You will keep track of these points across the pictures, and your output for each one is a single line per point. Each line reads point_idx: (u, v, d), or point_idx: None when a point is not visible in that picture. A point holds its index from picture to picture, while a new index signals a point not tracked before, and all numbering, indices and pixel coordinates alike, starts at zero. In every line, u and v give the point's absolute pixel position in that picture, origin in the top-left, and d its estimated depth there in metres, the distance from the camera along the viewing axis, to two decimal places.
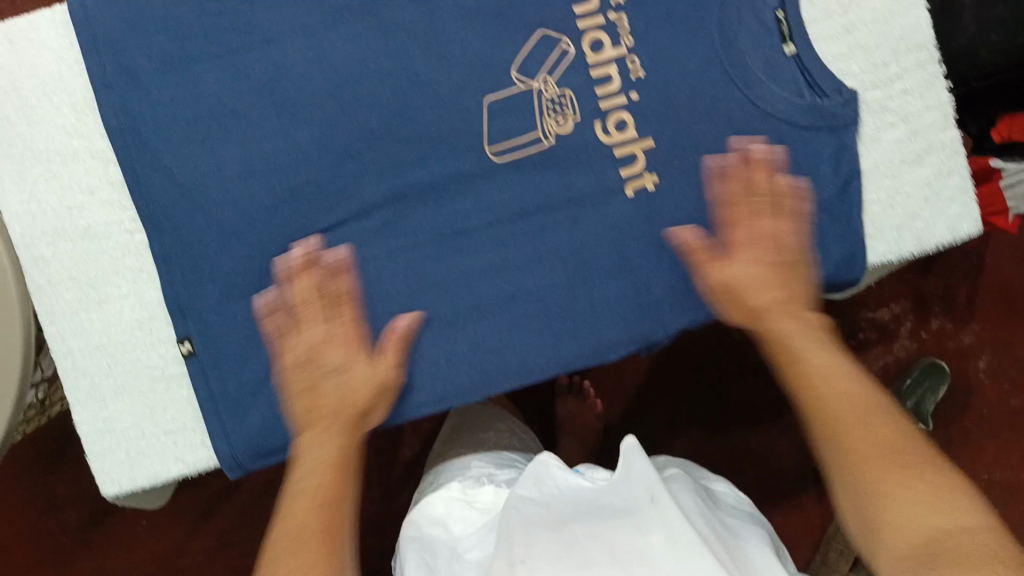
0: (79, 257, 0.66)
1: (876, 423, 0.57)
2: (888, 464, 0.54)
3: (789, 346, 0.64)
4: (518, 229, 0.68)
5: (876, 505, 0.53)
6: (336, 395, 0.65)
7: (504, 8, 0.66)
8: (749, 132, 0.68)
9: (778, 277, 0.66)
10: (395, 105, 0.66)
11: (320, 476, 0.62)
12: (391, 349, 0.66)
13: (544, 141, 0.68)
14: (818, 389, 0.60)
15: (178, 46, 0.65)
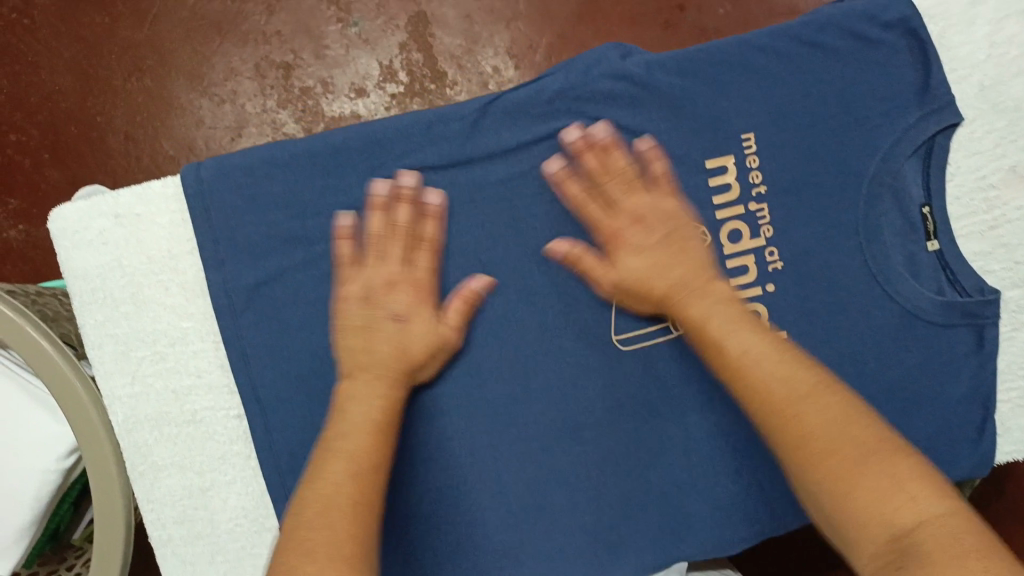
0: (184, 441, 0.63)
1: (816, 415, 0.52)
2: (855, 464, 0.49)
3: (746, 361, 0.55)
4: (642, 419, 0.65)
5: (845, 501, 0.49)
6: (390, 346, 0.59)
7: (642, 195, 0.64)
8: (889, 329, 0.65)
9: (675, 247, 0.62)
10: (523, 285, 0.64)
11: (360, 436, 0.55)
12: (459, 309, 0.62)
13: (672, 330, 0.65)
14: (748, 371, 0.55)
15: (299, 225, 0.62)
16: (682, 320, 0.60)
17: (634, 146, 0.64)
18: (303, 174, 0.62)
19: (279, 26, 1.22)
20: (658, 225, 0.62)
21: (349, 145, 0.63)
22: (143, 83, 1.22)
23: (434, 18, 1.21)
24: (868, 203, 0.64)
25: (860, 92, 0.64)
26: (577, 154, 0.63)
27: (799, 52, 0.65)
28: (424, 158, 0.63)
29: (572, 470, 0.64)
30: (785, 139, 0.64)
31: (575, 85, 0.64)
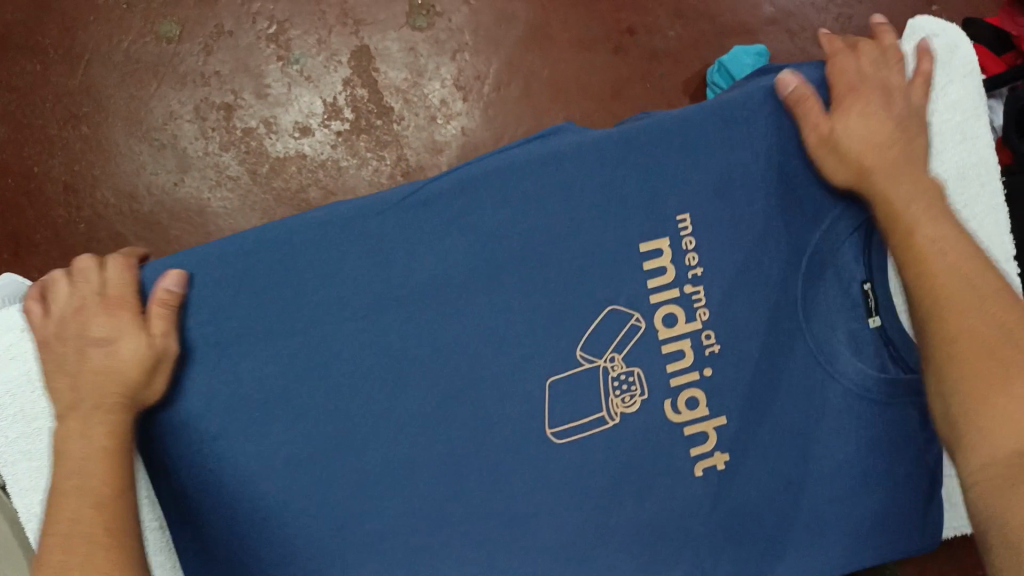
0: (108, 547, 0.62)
1: (973, 318, 0.52)
2: (998, 366, 0.50)
3: (941, 295, 0.54)
4: (583, 513, 0.62)
5: (985, 408, 0.49)
6: (90, 371, 0.55)
7: (571, 283, 0.62)
8: (831, 408, 0.63)
9: (887, 129, 0.59)
10: (457, 382, 0.62)
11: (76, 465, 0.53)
12: (163, 315, 0.57)
13: (609, 420, 0.63)
14: (930, 263, 0.55)
15: (213, 332, 0.60)
16: (870, 188, 0.59)
17: (562, 232, 0.61)
18: (228, 275, 0.60)
19: (218, 65, 1.16)
20: (918, 160, 0.60)
21: (262, 248, 0.60)
22: (80, 131, 1.15)
23: (378, 51, 1.17)
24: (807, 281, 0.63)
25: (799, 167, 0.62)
26: (501, 244, 0.61)
27: (738, 126, 0.61)
28: (341, 254, 0.61)
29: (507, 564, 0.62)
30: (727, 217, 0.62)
31: (502, 167, 0.61)
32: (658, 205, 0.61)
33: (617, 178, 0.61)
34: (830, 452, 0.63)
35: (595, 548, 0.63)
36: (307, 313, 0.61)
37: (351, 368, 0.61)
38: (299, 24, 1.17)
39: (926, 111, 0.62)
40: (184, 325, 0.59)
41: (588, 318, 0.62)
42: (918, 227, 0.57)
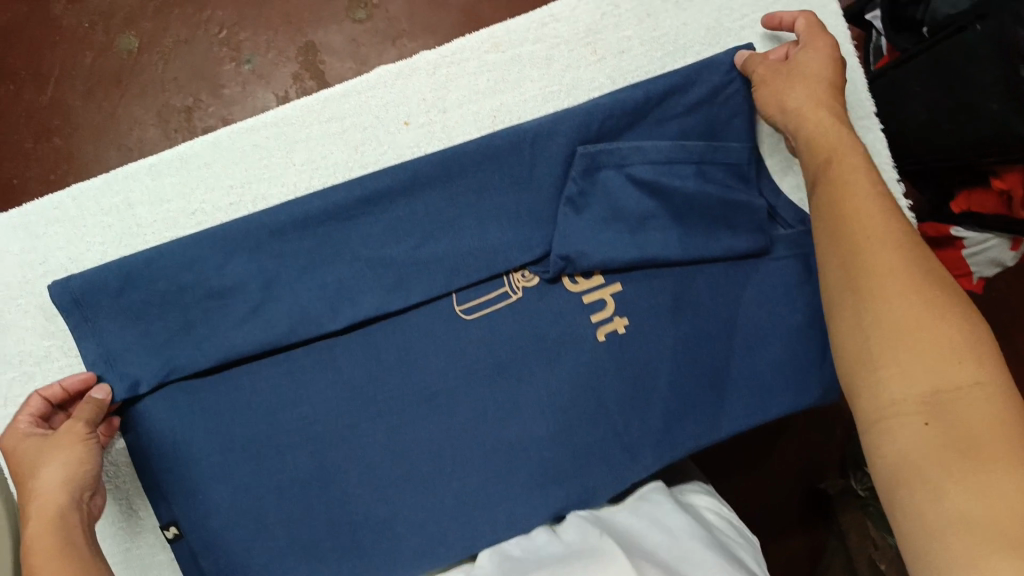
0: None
1: (870, 210, 0.51)
2: (923, 333, 0.45)
3: (831, 154, 0.56)
4: (496, 383, 0.67)
5: (910, 384, 0.44)
6: (34, 494, 0.55)
7: (465, 167, 0.65)
8: (714, 264, 0.69)
9: (821, 67, 0.61)
10: (374, 287, 0.64)
11: (57, 498, 0.55)
12: (78, 480, 0.57)
13: (511, 294, 0.68)
14: (855, 209, 0.51)
15: (132, 241, 0.65)
16: (783, 112, 0.61)
17: (448, 128, 0.66)
18: (139, 192, 0.65)
19: (175, 71, 1.07)
20: (832, 108, 0.59)
21: (167, 164, 0.65)
22: (52, 144, 1.06)
23: (325, 44, 1.08)
24: (695, 152, 0.65)
25: (675, 54, 0.68)
26: (394, 141, 0.66)
27: (610, 24, 0.68)
28: (242, 160, 0.65)
29: (429, 438, 0.67)
30: (620, 95, 0.66)
31: (399, 66, 0.66)
32: (546, 92, 0.67)
33: (506, 72, 0.66)
34: (728, 312, 0.68)
35: (513, 417, 0.67)
36: (228, 214, 0.65)
37: (269, 268, 0.64)
38: (247, 26, 1.08)
39: (816, 35, 0.63)
40: (115, 229, 0.65)
41: (492, 225, 0.65)
42: (787, 97, 0.61)
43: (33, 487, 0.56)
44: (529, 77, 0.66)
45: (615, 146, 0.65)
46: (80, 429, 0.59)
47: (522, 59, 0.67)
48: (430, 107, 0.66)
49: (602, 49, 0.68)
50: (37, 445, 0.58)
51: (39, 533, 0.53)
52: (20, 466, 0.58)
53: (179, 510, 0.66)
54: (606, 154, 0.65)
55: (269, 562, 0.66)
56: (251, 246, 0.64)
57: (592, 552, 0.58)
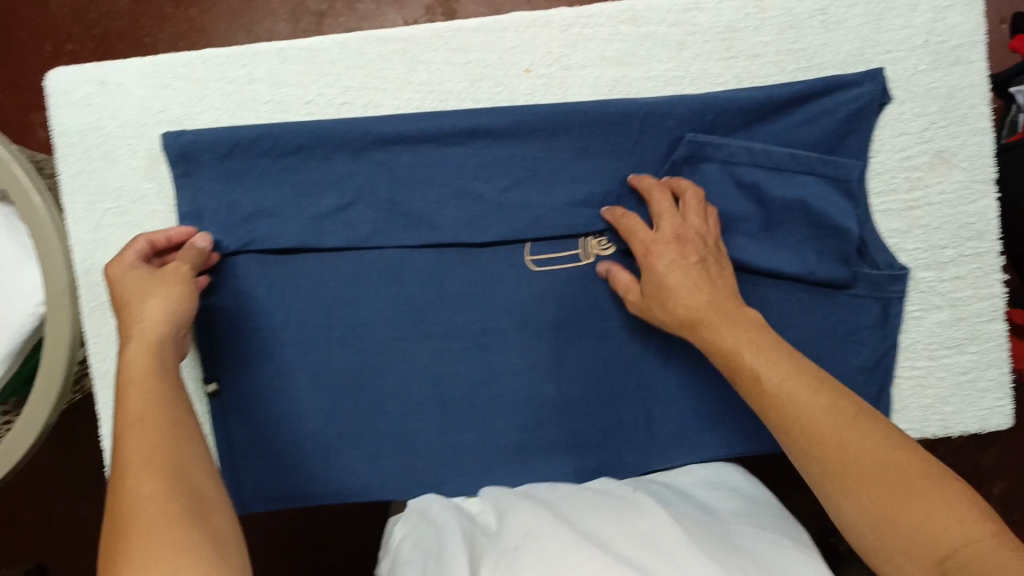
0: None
1: (768, 365, 0.54)
2: (859, 474, 0.47)
3: (718, 344, 0.58)
4: (545, 338, 0.70)
5: (883, 524, 0.46)
6: (139, 320, 0.58)
7: (573, 127, 0.66)
8: (787, 285, 0.68)
9: (680, 247, 0.62)
10: (459, 213, 0.67)
11: (158, 325, 0.58)
12: (180, 316, 0.60)
13: (583, 259, 0.69)
14: (760, 368, 0.55)
15: (247, 114, 0.68)
16: (659, 294, 0.62)
17: (566, 85, 0.67)
18: (264, 69, 0.68)
19: None
20: (675, 242, 0.63)
21: (296, 49, 0.68)
22: (188, 15, 1.11)
23: None
24: (802, 163, 0.66)
25: (807, 71, 0.67)
26: (511, 84, 0.67)
27: (752, 24, 0.67)
28: (366, 65, 0.67)
29: (469, 372, 0.71)
30: (741, 98, 0.65)
31: (534, 15, 0.67)
32: (669, 76, 0.67)
33: (636, 47, 0.67)
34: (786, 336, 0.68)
35: (551, 374, 0.71)
36: (339, 112, 0.68)
37: (365, 171, 0.67)
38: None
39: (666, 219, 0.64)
40: (234, 99, 0.68)
41: (583, 191, 0.66)
42: (663, 283, 0.62)
43: (137, 313, 0.59)
44: (658, 56, 0.67)
45: (723, 140, 0.66)
46: (185, 271, 0.63)
47: (655, 38, 0.67)
48: (554, 61, 0.67)
49: (736, 48, 0.67)
50: (143, 279, 0.61)
51: (139, 355, 0.56)
52: (121, 297, 0.60)
53: (225, 371, 0.70)
54: (714, 147, 0.66)
55: (298, 442, 0.71)
56: (352, 147, 0.67)
57: (616, 510, 0.56)
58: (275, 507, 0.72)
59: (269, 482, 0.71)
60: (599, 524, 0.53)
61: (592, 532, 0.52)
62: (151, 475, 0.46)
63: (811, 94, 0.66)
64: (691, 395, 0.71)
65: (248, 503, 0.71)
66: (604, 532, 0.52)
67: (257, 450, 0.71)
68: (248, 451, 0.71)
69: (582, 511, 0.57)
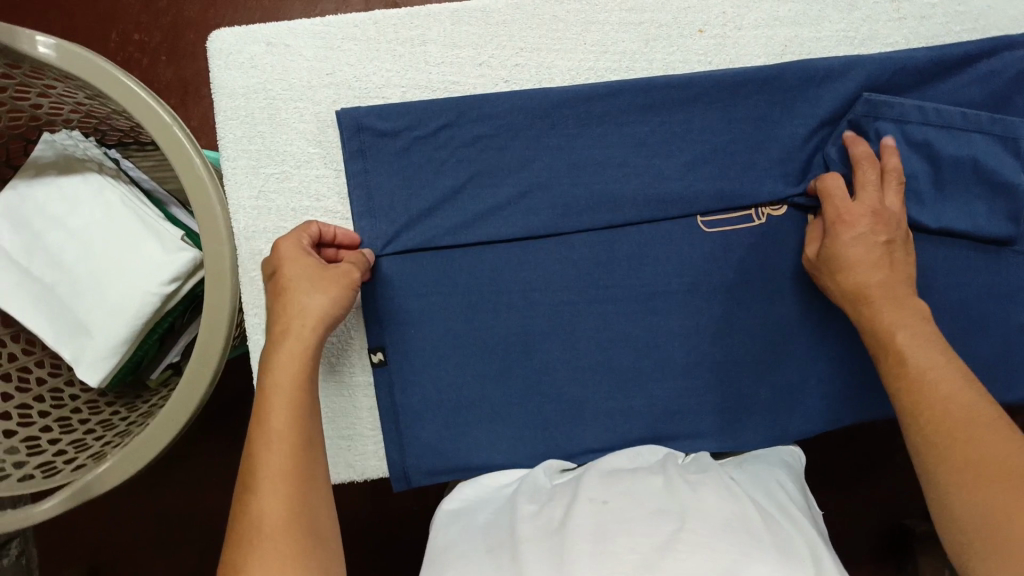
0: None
1: (918, 349, 0.54)
2: (989, 471, 0.46)
3: (874, 322, 0.58)
4: (716, 300, 0.69)
5: (993, 520, 0.44)
6: (297, 317, 0.56)
7: (750, 86, 0.67)
8: (955, 245, 0.69)
9: (887, 220, 0.62)
10: (636, 181, 0.68)
11: (310, 329, 0.56)
12: (335, 320, 0.58)
13: (754, 220, 0.69)
14: (904, 347, 0.55)
15: (418, 74, 0.68)
16: (833, 263, 0.62)
17: (738, 46, 0.68)
18: (437, 31, 0.68)
19: None
20: (886, 215, 0.62)
21: (468, 12, 0.68)
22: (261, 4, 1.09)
23: None
24: (972, 122, 0.67)
25: (972, 33, 0.69)
26: (686, 46, 0.68)
27: None
28: (539, 26, 0.68)
29: (638, 336, 0.69)
30: (916, 56, 0.67)
31: None
32: (840, 36, 0.68)
33: (808, 8, 0.68)
34: (956, 292, 0.68)
35: (721, 338, 0.69)
36: (512, 74, 0.68)
37: (545, 148, 0.68)
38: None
39: (870, 188, 0.63)
40: (405, 60, 0.68)
41: (760, 160, 0.67)
42: (841, 253, 0.61)
43: (298, 308, 0.56)
44: (828, 18, 0.68)
45: (896, 99, 0.67)
46: (353, 276, 0.60)
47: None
48: (727, 21, 0.68)
49: (904, 9, 0.68)
50: (309, 270, 0.58)
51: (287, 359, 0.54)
52: (285, 283, 0.57)
53: (390, 339, 0.68)
54: (887, 106, 0.67)
55: (463, 408, 0.68)
56: (531, 109, 0.68)
57: (712, 484, 0.57)
58: (435, 481, 0.69)
59: (432, 455, 0.68)
60: (688, 494, 0.56)
61: (681, 501, 0.54)
62: (274, 490, 0.49)
63: (979, 54, 0.67)
64: (856, 359, 0.70)
65: (410, 474, 0.69)
66: (689, 502, 0.55)
67: (420, 423, 0.68)
68: (412, 424, 0.68)
69: (680, 481, 0.58)
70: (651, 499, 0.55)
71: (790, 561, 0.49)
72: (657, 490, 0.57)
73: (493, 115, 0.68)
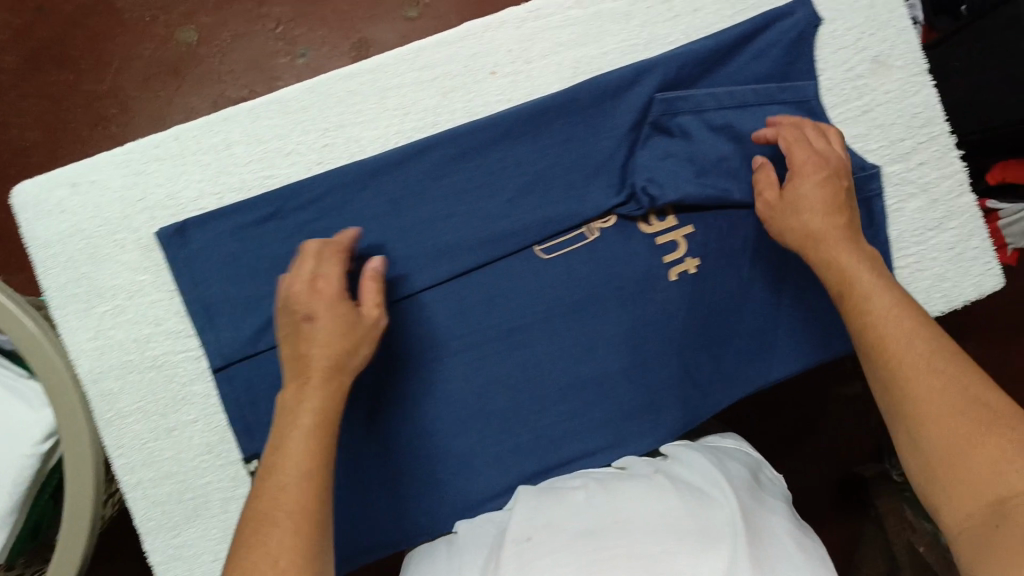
0: (151, 400, 0.68)
1: (879, 294, 0.56)
2: (964, 414, 0.47)
3: (835, 262, 0.60)
4: (570, 321, 0.70)
5: (950, 459, 0.46)
6: (337, 323, 0.57)
7: (548, 113, 0.69)
8: None
9: (830, 173, 0.64)
10: (465, 230, 0.69)
11: (341, 376, 0.56)
12: (370, 337, 0.59)
13: (588, 235, 0.70)
14: (864, 293, 0.57)
15: (227, 179, 0.68)
16: (793, 205, 0.64)
17: (529, 79, 0.70)
18: (238, 133, 0.68)
19: (231, 64, 1.16)
20: (829, 170, 0.64)
21: (262, 107, 0.68)
22: (109, 132, 1.15)
23: (377, 39, 1.17)
24: (763, 95, 0.69)
25: (745, 13, 0.71)
26: (480, 90, 0.69)
27: None
28: (335, 105, 0.68)
29: (504, 373, 0.70)
30: (697, 49, 0.69)
31: (486, 19, 0.69)
32: (624, 46, 0.70)
33: (587, 26, 0.70)
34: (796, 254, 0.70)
35: (583, 356, 0.70)
36: (323, 155, 0.68)
37: (370, 221, 0.68)
38: (303, 22, 1.17)
39: (800, 151, 0.65)
40: (213, 167, 0.67)
41: (579, 179, 0.69)
42: (799, 193, 0.64)
43: (302, 330, 0.57)
44: (608, 31, 0.70)
45: (689, 93, 0.69)
46: (371, 297, 0.60)
47: (603, 14, 0.70)
48: (515, 58, 0.69)
49: (678, 6, 0.70)
50: (330, 298, 0.58)
51: (309, 405, 0.54)
52: (297, 310, 0.58)
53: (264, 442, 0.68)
54: (683, 100, 0.69)
55: (356, 488, 0.69)
56: (344, 184, 0.67)
57: (639, 484, 0.60)
58: (345, 566, 0.69)
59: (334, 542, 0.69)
60: (604, 502, 0.58)
61: (609, 512, 0.57)
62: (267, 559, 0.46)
63: (756, 31, 0.70)
64: (723, 342, 0.70)
65: None
66: (614, 510, 0.57)
67: None
68: None
69: (600, 490, 0.61)
70: (583, 517, 0.57)
71: (708, 537, 0.52)
72: (585, 507, 0.59)
73: (311, 202, 0.67)
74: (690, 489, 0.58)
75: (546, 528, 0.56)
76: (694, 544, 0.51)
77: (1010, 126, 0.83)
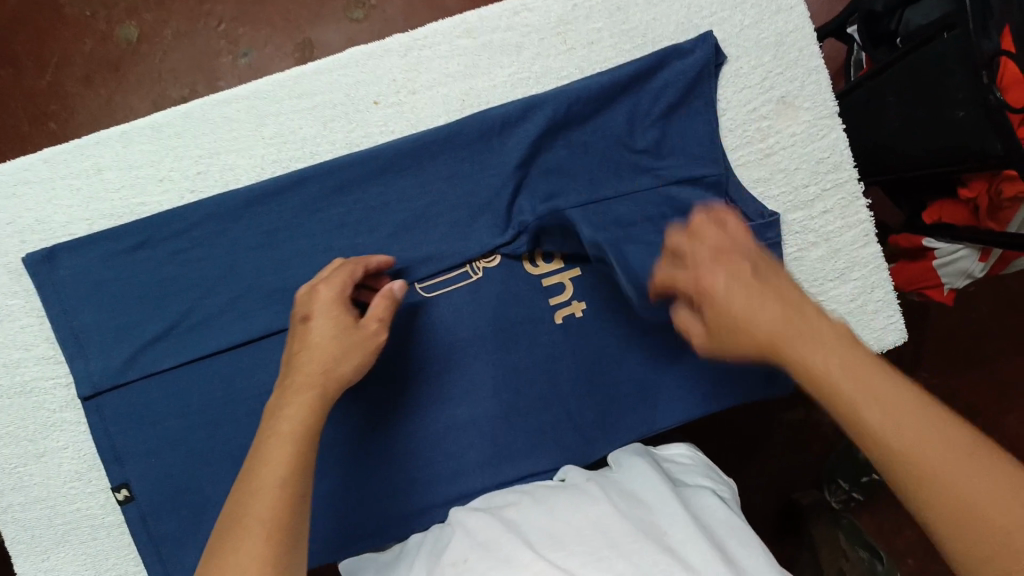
0: (20, 425, 0.67)
1: (769, 297, 0.42)
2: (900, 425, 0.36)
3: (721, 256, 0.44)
4: (450, 361, 0.66)
5: (926, 495, 0.35)
6: (315, 356, 0.52)
7: (430, 145, 0.67)
8: (675, 252, 0.66)
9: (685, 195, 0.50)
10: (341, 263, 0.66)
11: (308, 386, 0.50)
12: (362, 353, 0.53)
13: (471, 274, 0.67)
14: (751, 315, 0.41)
15: (102, 204, 0.67)
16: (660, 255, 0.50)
17: (410, 112, 0.68)
18: (115, 158, 0.67)
19: (174, 60, 0.98)
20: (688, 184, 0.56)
21: (139, 133, 0.67)
22: (47, 128, 0.98)
23: (322, 42, 0.98)
24: (656, 132, 0.67)
25: (641, 49, 0.69)
26: (363, 119, 0.68)
27: (580, 17, 0.69)
28: (211, 132, 0.67)
29: (375, 413, 0.65)
30: (586, 84, 0.67)
31: (372, 48, 0.68)
32: (513, 79, 0.69)
33: (476, 58, 0.69)
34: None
35: (462, 398, 0.66)
36: (197, 182, 0.67)
37: (243, 251, 0.66)
38: (247, 19, 0.98)
39: None
40: (84, 192, 0.67)
41: (463, 216, 0.67)
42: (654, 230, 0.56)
43: (304, 337, 0.53)
44: (497, 63, 0.69)
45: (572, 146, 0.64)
46: (371, 322, 0.55)
47: (492, 46, 0.69)
48: (400, 88, 0.68)
49: (571, 39, 0.69)
50: (342, 321, 0.54)
51: (275, 433, 0.47)
52: (296, 330, 0.54)
53: (133, 470, 0.65)
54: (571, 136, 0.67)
55: None
56: (221, 211, 0.66)
57: (573, 499, 0.51)
58: None
59: None
60: (539, 517, 0.50)
61: (539, 528, 0.49)
62: None
63: (650, 65, 0.67)
64: (612, 389, 0.67)
65: None
66: (552, 525, 0.49)
67: (183, 549, 0.65)
68: (175, 551, 0.65)
69: (532, 503, 0.53)
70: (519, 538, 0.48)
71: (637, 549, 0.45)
72: (521, 523, 0.50)
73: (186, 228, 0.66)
74: (625, 496, 0.51)
75: (483, 546, 0.48)
76: (653, 551, 0.44)
77: (944, 162, 0.73)
